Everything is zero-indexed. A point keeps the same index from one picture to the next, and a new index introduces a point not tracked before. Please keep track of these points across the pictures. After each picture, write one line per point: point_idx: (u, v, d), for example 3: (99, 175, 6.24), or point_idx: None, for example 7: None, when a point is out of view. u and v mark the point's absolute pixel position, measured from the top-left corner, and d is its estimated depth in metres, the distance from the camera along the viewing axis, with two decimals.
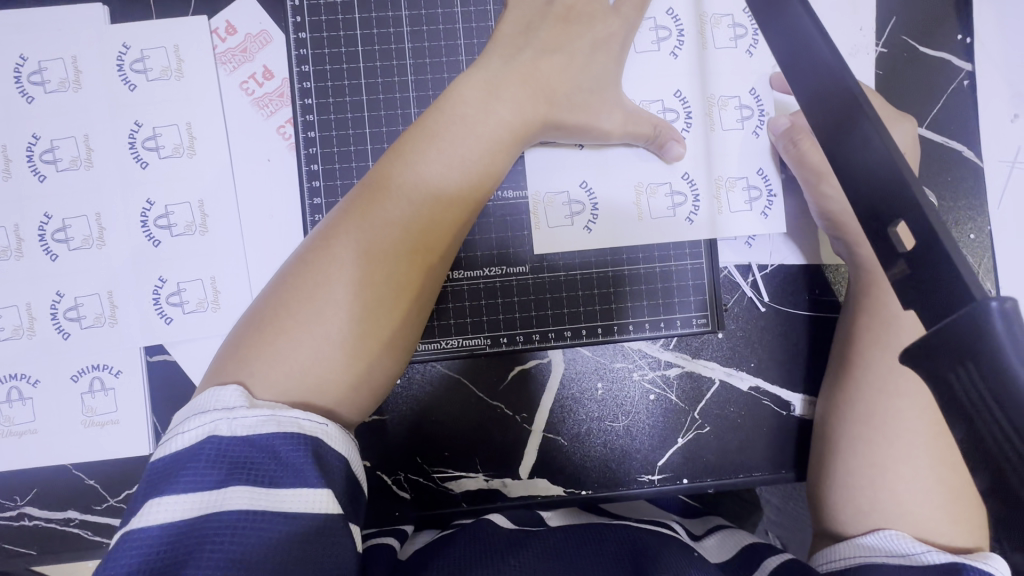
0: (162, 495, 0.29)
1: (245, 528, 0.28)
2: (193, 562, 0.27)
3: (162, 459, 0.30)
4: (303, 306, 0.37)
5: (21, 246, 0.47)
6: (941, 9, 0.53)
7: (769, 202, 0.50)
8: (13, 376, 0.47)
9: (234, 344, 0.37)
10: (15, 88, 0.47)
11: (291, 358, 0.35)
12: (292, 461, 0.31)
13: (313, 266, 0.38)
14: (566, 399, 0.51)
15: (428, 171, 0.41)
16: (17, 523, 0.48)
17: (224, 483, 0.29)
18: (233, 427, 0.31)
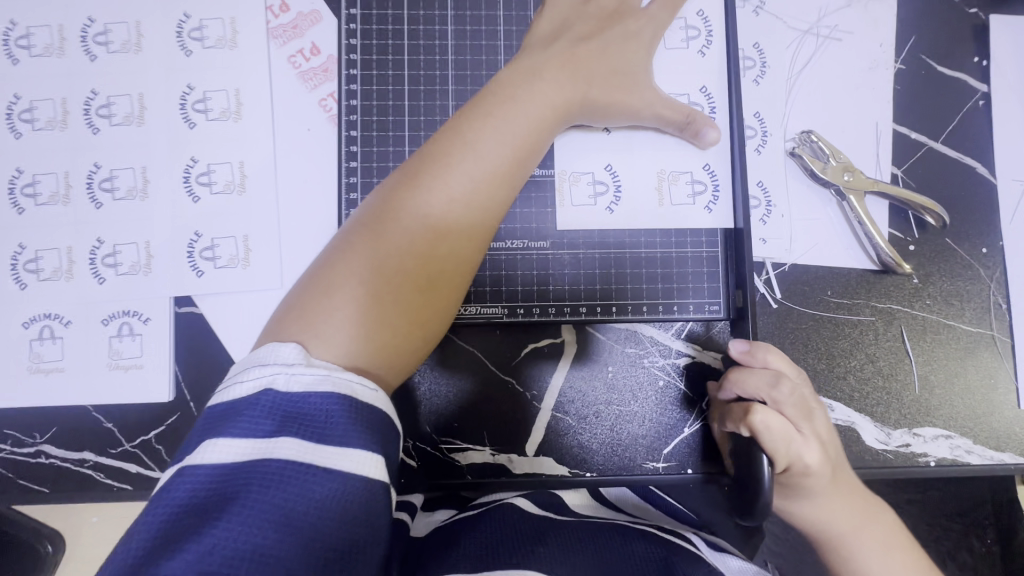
0: (219, 437, 0.30)
1: (290, 478, 0.29)
2: (237, 504, 0.28)
3: (219, 406, 0.32)
4: (370, 274, 0.38)
5: (69, 191, 0.50)
6: (959, 31, 0.55)
7: (767, 211, 0.53)
8: (47, 315, 0.49)
9: (290, 311, 0.37)
10: (80, 46, 0.50)
11: (330, 330, 0.36)
12: (341, 422, 0.31)
13: (381, 240, 0.39)
14: (576, 377, 0.52)
15: (490, 147, 0.42)
16: (33, 460, 0.49)
17: (275, 433, 0.30)
18: (289, 384, 0.32)
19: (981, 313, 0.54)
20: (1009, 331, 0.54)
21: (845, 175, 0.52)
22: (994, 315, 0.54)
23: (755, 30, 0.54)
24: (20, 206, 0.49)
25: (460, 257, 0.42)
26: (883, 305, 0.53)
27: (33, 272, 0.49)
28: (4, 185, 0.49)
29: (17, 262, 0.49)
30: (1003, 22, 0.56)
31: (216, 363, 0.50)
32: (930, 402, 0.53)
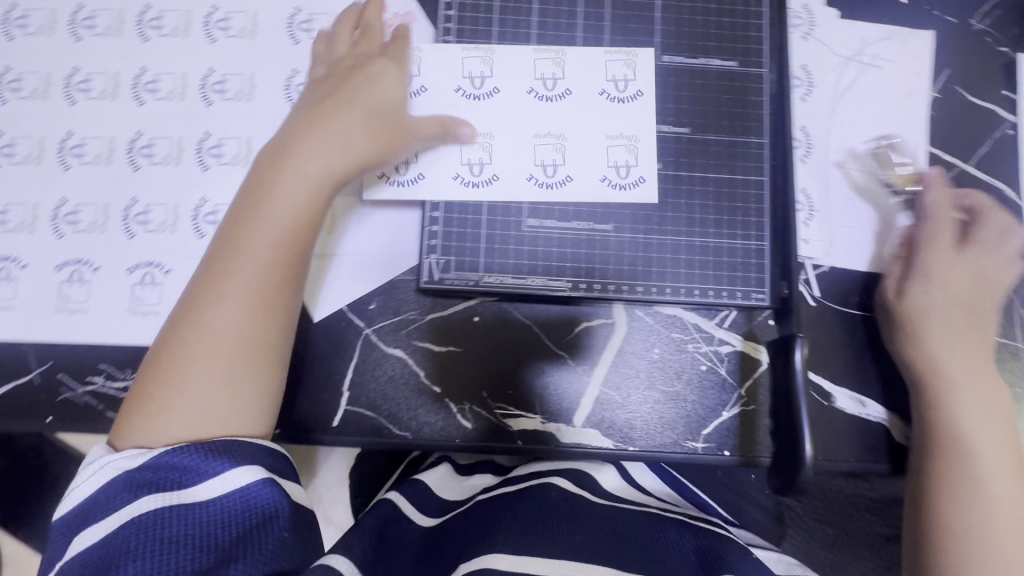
0: (93, 525, 0.38)
1: (163, 522, 0.38)
2: (134, 548, 0.37)
3: (79, 504, 0.40)
4: (213, 306, 0.45)
5: (181, 154, 0.55)
6: (991, 67, 0.61)
7: (810, 215, 0.57)
8: (150, 263, 0.54)
9: (159, 362, 0.44)
10: (203, 30, 0.57)
11: (182, 388, 0.43)
12: (181, 462, 0.41)
13: (202, 279, 0.46)
14: (626, 356, 0.56)
15: (308, 159, 0.49)
16: (122, 395, 0.53)
17: (134, 499, 0.39)
18: (113, 467, 0.41)
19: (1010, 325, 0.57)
20: None
21: (913, 184, 0.57)
22: None
23: (803, 54, 0.60)
24: (137, 164, 0.55)
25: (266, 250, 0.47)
26: None
27: (143, 224, 0.54)
28: (125, 145, 0.55)
29: (128, 213, 0.54)
30: None
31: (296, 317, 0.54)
32: None
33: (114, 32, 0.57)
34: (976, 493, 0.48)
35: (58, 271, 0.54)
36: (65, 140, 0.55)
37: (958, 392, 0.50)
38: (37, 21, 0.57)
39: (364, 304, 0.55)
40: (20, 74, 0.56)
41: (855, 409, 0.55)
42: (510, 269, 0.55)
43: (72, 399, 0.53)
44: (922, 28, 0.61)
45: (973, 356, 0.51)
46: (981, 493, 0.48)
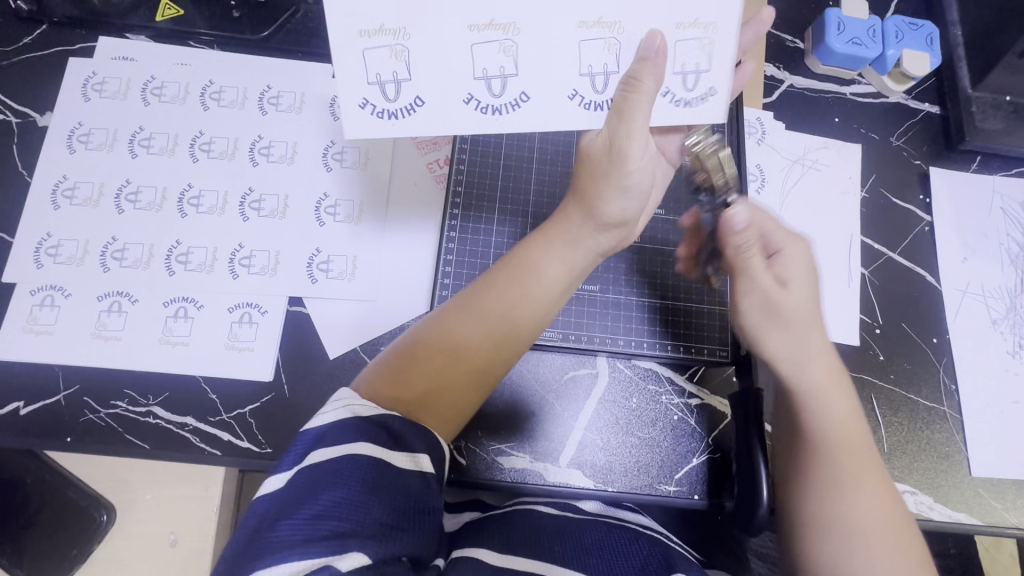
0: (318, 453, 0.40)
1: (371, 473, 0.39)
2: (340, 487, 0.37)
3: (310, 431, 0.42)
4: (445, 358, 0.48)
5: (225, 205, 0.63)
6: (909, 175, 0.74)
7: None
8: (185, 298, 0.60)
9: (396, 367, 0.48)
10: (258, 104, 0.67)
11: (393, 376, 0.47)
12: (398, 432, 0.43)
13: (449, 333, 0.49)
14: (608, 402, 0.62)
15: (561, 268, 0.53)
16: (143, 419, 0.57)
17: (358, 441, 0.40)
18: (341, 414, 0.42)
19: (934, 391, 0.66)
20: (958, 408, 0.66)
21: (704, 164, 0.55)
22: (945, 395, 0.66)
23: (759, 155, 0.73)
24: (184, 212, 0.62)
25: (542, 308, 0.52)
26: (857, 375, 0.66)
27: (183, 263, 0.61)
28: (176, 195, 0.63)
29: (171, 253, 0.61)
30: (941, 173, 0.74)
31: (313, 353, 0.60)
32: (894, 460, 0.64)
33: (179, 100, 0.66)
34: (838, 497, 0.49)
35: (99, 301, 0.59)
36: (122, 187, 0.63)
37: (816, 389, 0.52)
38: (112, 87, 0.66)
39: (376, 345, 0.61)
40: (91, 130, 0.64)
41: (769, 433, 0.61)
42: None
43: (95, 420, 0.57)
44: (852, 141, 0.74)
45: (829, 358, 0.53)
46: (830, 491, 0.49)
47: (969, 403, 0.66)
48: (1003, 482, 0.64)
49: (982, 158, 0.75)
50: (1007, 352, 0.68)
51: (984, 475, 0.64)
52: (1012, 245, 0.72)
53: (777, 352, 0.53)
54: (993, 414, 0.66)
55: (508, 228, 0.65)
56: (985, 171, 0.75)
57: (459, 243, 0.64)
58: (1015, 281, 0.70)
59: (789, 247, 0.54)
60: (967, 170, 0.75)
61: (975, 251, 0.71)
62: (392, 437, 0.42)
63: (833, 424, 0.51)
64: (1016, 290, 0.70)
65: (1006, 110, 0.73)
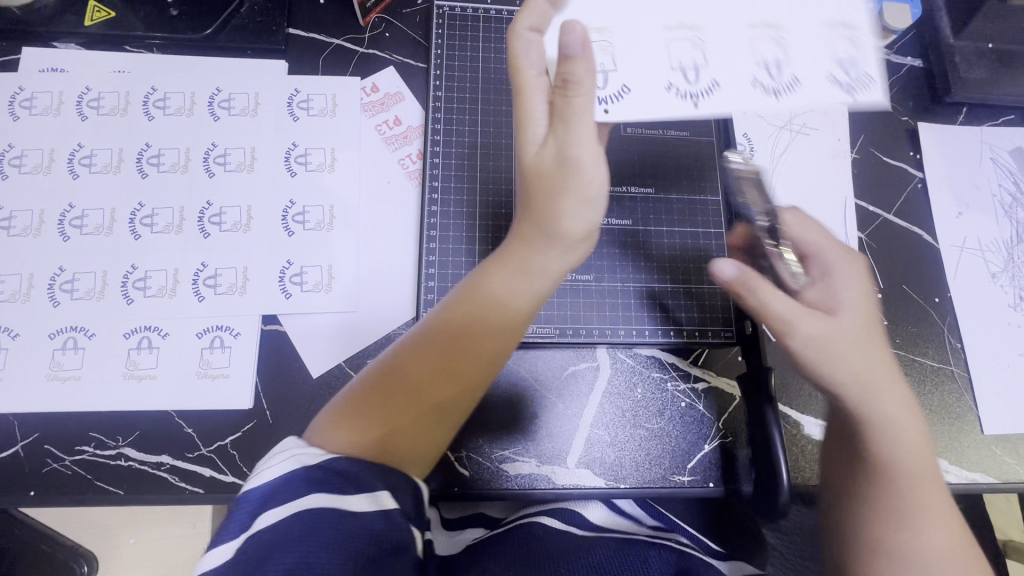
0: (264, 509, 0.37)
1: (327, 520, 0.36)
2: (290, 544, 0.34)
3: (255, 492, 0.38)
4: (403, 395, 0.44)
5: (182, 223, 0.58)
6: (897, 132, 0.72)
7: None
8: (147, 327, 0.55)
9: (347, 412, 0.43)
10: (207, 109, 0.61)
11: (348, 433, 0.42)
12: (354, 474, 0.39)
13: (405, 367, 0.45)
14: (612, 397, 0.59)
15: (511, 290, 0.47)
16: (113, 462, 0.52)
17: (306, 492, 0.37)
18: (285, 467, 0.39)
19: (941, 352, 0.65)
20: (965, 366, 0.65)
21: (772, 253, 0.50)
22: (952, 354, 0.65)
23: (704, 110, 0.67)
24: (137, 234, 0.57)
25: (514, 335, 0.47)
26: None
27: (141, 289, 0.56)
28: (126, 216, 0.57)
29: (127, 280, 0.56)
30: (929, 127, 0.72)
31: (295, 372, 0.56)
32: None
33: (120, 111, 0.60)
34: (901, 521, 0.45)
35: (52, 338, 0.54)
36: (65, 212, 0.57)
37: (891, 419, 0.46)
38: (43, 103, 0.60)
39: (362, 359, 0.57)
40: (23, 151, 0.58)
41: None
42: None
43: (59, 469, 0.52)
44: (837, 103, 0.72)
45: (894, 372, 0.47)
46: (892, 514, 0.45)
47: (975, 360, 0.65)
48: (1015, 435, 0.63)
49: (967, 109, 0.73)
50: (1008, 305, 0.67)
51: (996, 431, 0.63)
52: (1004, 195, 0.70)
53: (852, 384, 0.46)
54: (999, 368, 0.65)
55: (491, 221, 0.61)
56: (972, 122, 0.73)
57: (441, 242, 0.60)
58: (1010, 232, 0.69)
59: (835, 277, 0.48)
60: (954, 122, 0.73)
61: (969, 205, 0.70)
62: (353, 479, 0.39)
63: (900, 454, 0.46)
64: (1012, 241, 0.69)
65: (990, 58, 0.72)
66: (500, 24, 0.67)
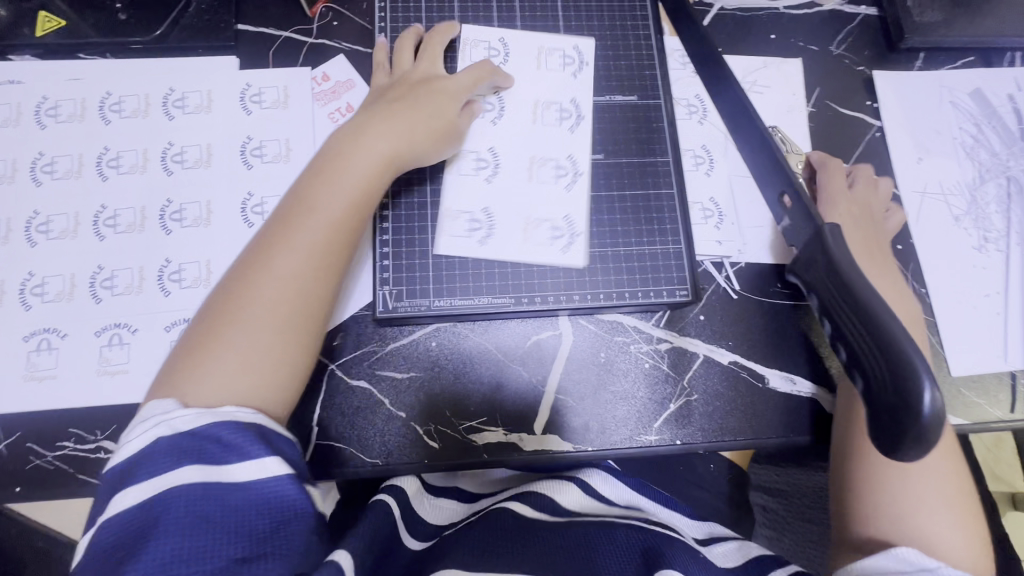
0: (127, 487, 0.41)
1: (200, 501, 0.41)
2: (157, 530, 0.39)
3: (118, 464, 0.42)
4: (224, 335, 0.49)
5: (144, 221, 0.59)
6: (854, 83, 0.72)
7: (720, 219, 0.64)
8: (117, 324, 0.57)
9: (166, 368, 0.49)
10: (162, 109, 0.63)
11: (217, 370, 0.47)
12: (230, 440, 0.44)
13: (223, 312, 0.50)
14: (575, 364, 0.60)
15: (316, 206, 0.54)
16: (93, 455, 0.54)
17: (177, 463, 0.42)
18: (173, 423, 0.43)
19: None
20: (931, 311, 0.65)
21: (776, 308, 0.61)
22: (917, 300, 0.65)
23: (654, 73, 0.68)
24: (101, 235, 0.59)
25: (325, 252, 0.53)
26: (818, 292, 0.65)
27: (109, 288, 0.57)
28: (90, 218, 0.59)
29: (94, 280, 0.58)
30: (886, 75, 0.72)
31: None
32: None
33: (77, 118, 0.62)
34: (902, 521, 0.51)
35: (26, 341, 0.56)
36: (31, 218, 0.59)
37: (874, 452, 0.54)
38: (3, 115, 0.61)
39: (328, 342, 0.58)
40: None
41: (726, 363, 0.61)
42: (457, 293, 0.60)
43: (42, 465, 0.54)
44: (792, 57, 0.72)
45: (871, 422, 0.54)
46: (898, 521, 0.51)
47: (941, 304, 0.65)
48: (984, 377, 0.63)
49: (925, 54, 0.73)
50: (973, 248, 0.66)
51: (965, 373, 0.63)
52: (966, 138, 0.70)
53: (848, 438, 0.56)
54: (967, 311, 0.65)
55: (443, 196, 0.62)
56: (930, 67, 0.73)
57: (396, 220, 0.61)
58: (973, 174, 0.69)
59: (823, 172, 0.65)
60: (912, 68, 0.73)
61: (930, 150, 0.70)
62: (227, 447, 0.43)
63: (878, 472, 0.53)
64: (974, 183, 0.68)
65: (943, 2, 0.72)
66: (444, 4, 0.67)
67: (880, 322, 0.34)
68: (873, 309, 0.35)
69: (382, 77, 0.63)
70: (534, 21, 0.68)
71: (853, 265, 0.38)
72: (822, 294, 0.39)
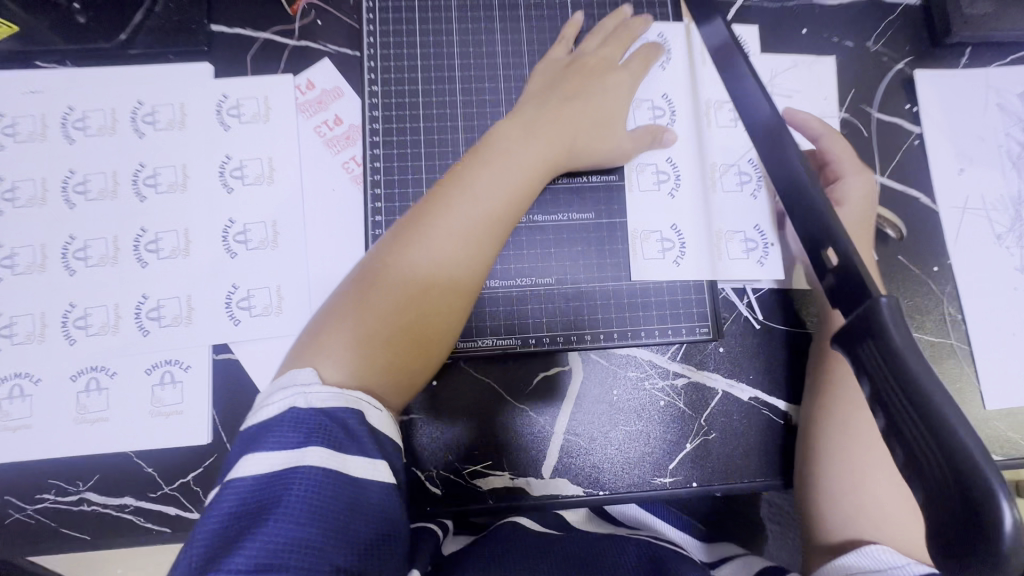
0: (256, 454, 0.37)
1: (321, 487, 0.36)
2: (278, 509, 0.35)
3: (253, 427, 0.39)
4: (335, 325, 0.45)
5: (117, 253, 0.54)
6: (891, 84, 0.65)
7: (765, 252, 0.59)
8: (94, 368, 0.53)
9: (300, 344, 0.46)
10: (130, 125, 0.57)
11: (334, 346, 0.44)
12: (356, 432, 0.39)
13: (386, 288, 0.46)
14: (585, 404, 0.56)
15: (473, 198, 0.49)
16: (76, 508, 0.51)
17: (304, 444, 0.37)
18: (307, 400, 0.39)
19: (938, 326, 0.61)
20: (966, 339, 0.60)
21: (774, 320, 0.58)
22: (951, 326, 0.61)
23: (670, 78, 0.62)
24: (72, 269, 0.54)
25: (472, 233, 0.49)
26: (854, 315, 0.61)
27: (83, 328, 0.53)
28: (58, 251, 0.54)
29: (67, 319, 0.53)
30: (928, 74, 0.65)
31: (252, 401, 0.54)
32: None
33: (38, 137, 0.56)
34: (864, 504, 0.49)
35: None
36: None
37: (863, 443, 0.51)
38: None
39: None
40: None
41: (745, 400, 0.57)
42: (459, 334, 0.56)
43: (22, 519, 0.51)
44: (824, 55, 0.65)
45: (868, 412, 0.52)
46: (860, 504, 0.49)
47: (977, 331, 0.60)
48: (1020, 409, 0.59)
49: (972, 50, 0.66)
50: (1015, 269, 0.61)
51: (1000, 406, 0.59)
52: (1013, 146, 0.64)
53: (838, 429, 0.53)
54: (1005, 338, 0.60)
55: None
56: (977, 64, 0.66)
57: None
58: (1018, 186, 0.63)
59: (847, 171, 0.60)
60: (957, 66, 0.66)
61: (973, 160, 0.64)
62: (349, 437, 0.38)
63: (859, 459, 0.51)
64: (1020, 196, 0.63)
65: None
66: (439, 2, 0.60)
67: (957, 444, 0.27)
68: (946, 425, 0.28)
69: (560, 52, 0.59)
70: (539, 21, 0.61)
71: (910, 345, 0.30)
72: (869, 370, 0.32)
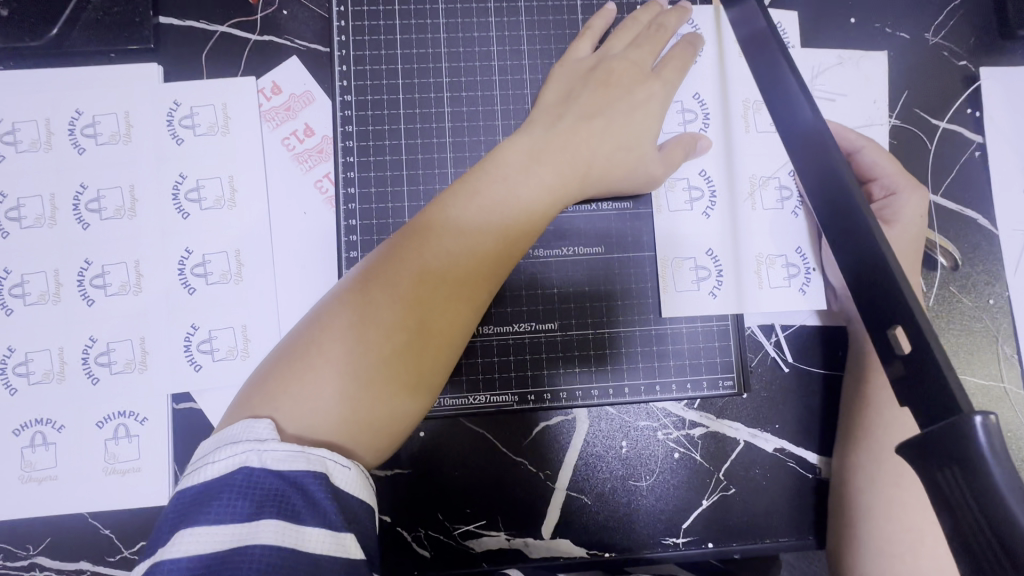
0: (196, 526, 0.29)
1: (274, 569, 0.28)
2: None
3: (192, 490, 0.31)
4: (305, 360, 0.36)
5: (59, 290, 0.48)
6: (951, 83, 0.56)
7: (806, 279, 0.52)
8: (38, 421, 0.47)
9: (258, 382, 0.36)
10: (68, 140, 0.49)
11: (308, 391, 0.35)
12: (318, 498, 0.31)
13: (372, 312, 0.37)
14: (590, 457, 0.51)
15: (475, 219, 0.42)
16: (27, 574, 0.46)
17: (255, 515, 0.29)
18: (262, 460, 0.31)
19: (992, 367, 0.54)
20: (1022, 382, 0.53)
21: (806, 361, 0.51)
22: (1006, 367, 0.54)
23: (694, 81, 0.53)
24: (8, 308, 0.48)
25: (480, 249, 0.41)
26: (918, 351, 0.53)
27: (24, 375, 0.47)
28: None
29: (6, 365, 0.47)
30: (994, 72, 0.56)
31: None
32: None
33: None
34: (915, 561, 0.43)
35: None
36: None
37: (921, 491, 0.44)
38: None
39: None
40: None
41: (771, 451, 0.51)
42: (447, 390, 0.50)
43: None
44: (874, 50, 0.56)
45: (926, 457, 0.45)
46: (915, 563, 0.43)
47: None
48: None
49: None
50: None
51: None
52: None
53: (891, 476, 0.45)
54: None
55: None
56: None
57: None
58: None
59: (905, 188, 0.51)
60: None
61: None
62: (314, 506, 0.30)
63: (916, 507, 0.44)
64: None
65: None
66: None
67: None
68: None
69: (582, 50, 0.51)
70: (542, 14, 0.53)
71: (1013, 484, 0.23)
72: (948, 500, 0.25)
